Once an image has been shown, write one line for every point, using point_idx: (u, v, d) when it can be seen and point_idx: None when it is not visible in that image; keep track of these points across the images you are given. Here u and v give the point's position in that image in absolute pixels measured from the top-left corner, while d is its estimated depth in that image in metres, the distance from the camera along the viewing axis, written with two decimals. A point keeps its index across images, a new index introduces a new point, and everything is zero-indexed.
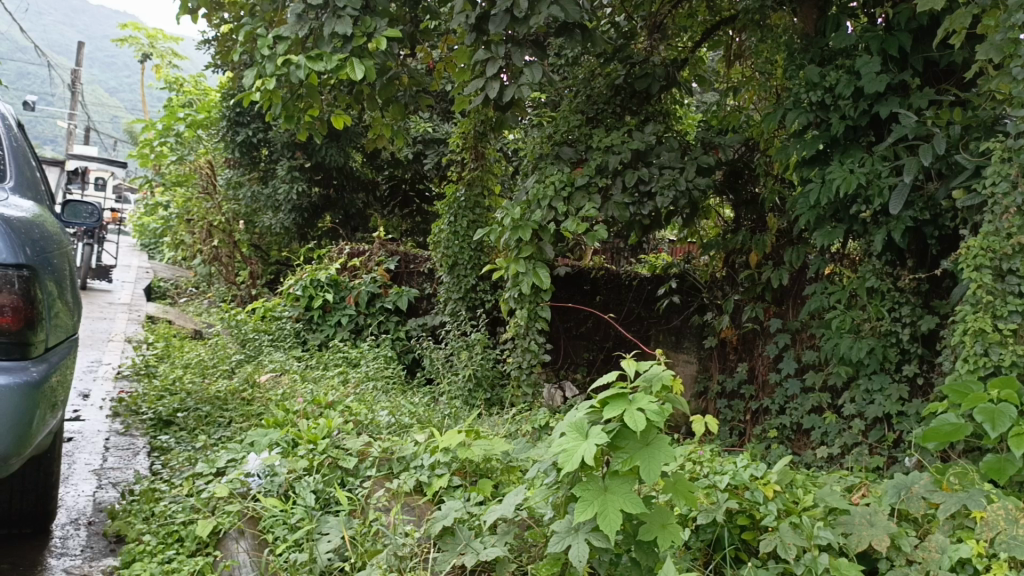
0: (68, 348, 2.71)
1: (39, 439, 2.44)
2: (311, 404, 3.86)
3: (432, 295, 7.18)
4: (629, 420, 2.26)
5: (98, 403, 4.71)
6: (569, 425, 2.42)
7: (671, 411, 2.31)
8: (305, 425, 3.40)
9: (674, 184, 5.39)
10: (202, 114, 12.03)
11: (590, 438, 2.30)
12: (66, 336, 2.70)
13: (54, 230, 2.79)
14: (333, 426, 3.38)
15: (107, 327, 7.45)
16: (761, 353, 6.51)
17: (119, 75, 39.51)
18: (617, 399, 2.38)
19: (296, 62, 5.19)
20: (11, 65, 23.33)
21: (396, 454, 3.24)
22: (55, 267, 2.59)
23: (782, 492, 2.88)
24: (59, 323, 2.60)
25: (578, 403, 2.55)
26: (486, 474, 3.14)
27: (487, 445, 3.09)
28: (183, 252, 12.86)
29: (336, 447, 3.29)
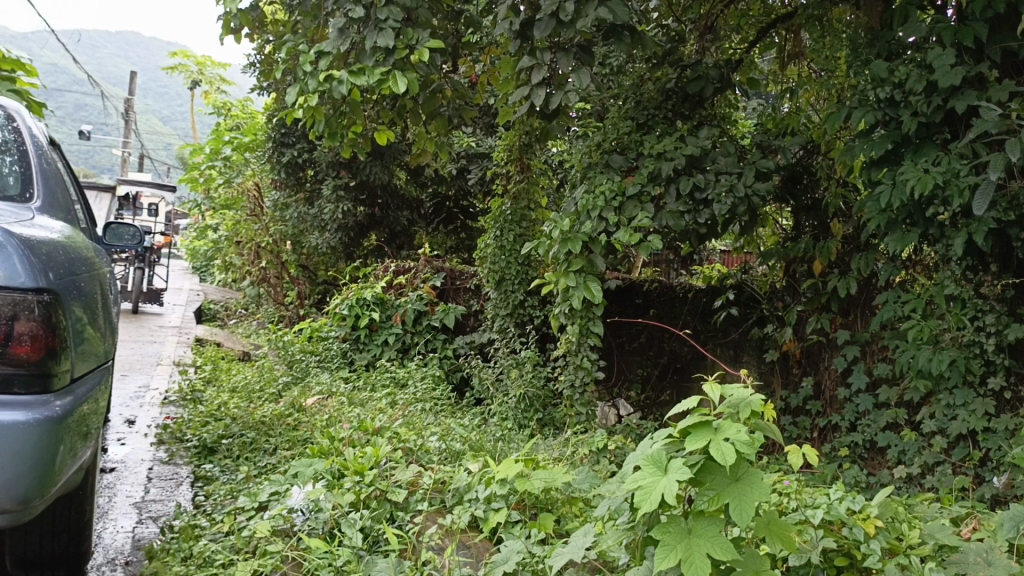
0: (97, 377, 2.57)
1: (67, 477, 2.30)
2: (357, 430, 3.66)
3: (479, 312, 7.02)
4: (716, 452, 2.05)
5: (143, 430, 4.63)
6: (646, 457, 2.20)
7: (762, 442, 2.10)
8: (352, 454, 3.22)
9: (732, 191, 5.16)
10: (248, 136, 12.12)
11: (670, 473, 2.09)
12: (97, 365, 2.58)
13: (85, 253, 2.67)
14: (381, 455, 3.20)
15: (155, 351, 7.41)
16: (828, 366, 6.19)
17: (170, 103, 40.47)
18: (700, 428, 2.18)
19: (338, 77, 5.10)
20: (66, 95, 24.00)
21: (450, 485, 3.07)
22: (83, 291, 2.46)
23: (884, 528, 2.67)
24: (88, 352, 2.47)
25: (654, 432, 2.33)
26: (547, 506, 2.94)
27: (546, 476, 2.88)
28: (232, 274, 12.95)
29: (384, 479, 3.10)
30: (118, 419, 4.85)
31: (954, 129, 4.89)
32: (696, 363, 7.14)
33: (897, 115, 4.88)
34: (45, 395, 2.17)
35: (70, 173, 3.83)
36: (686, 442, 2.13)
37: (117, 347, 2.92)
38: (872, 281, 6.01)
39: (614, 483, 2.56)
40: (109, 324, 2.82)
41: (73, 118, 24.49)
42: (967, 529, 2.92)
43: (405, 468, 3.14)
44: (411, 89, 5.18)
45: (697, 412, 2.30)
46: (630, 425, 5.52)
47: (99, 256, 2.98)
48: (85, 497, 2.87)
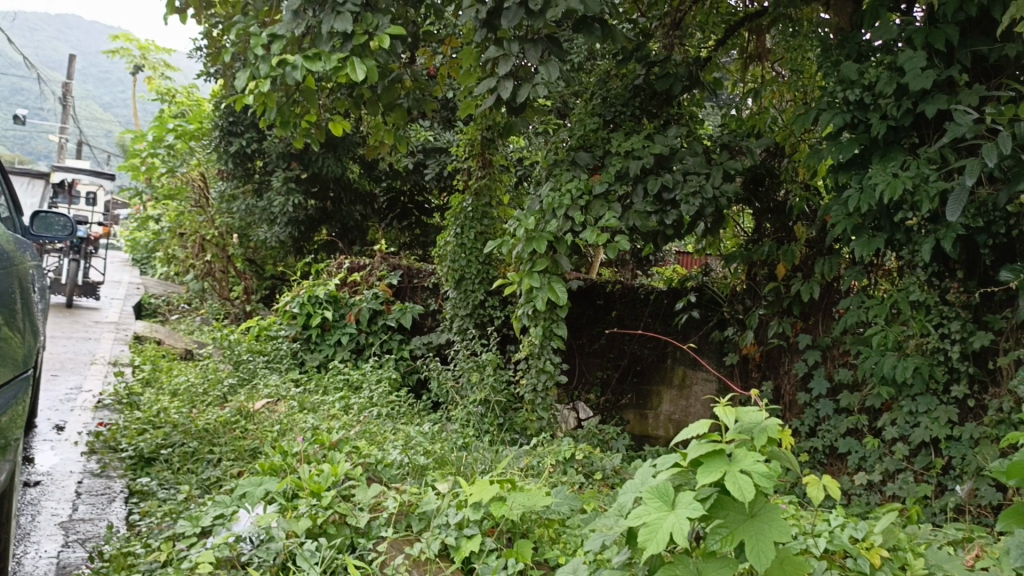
0: (12, 388, 2.27)
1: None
2: (313, 444, 3.38)
3: (437, 312, 6.78)
4: (733, 486, 2.04)
5: (74, 438, 4.28)
6: (654, 490, 2.17)
7: (777, 474, 2.10)
8: (307, 472, 2.97)
9: (700, 191, 5.03)
10: (193, 124, 11.65)
11: (681, 509, 2.06)
12: (13, 372, 2.27)
13: (3, 245, 2.37)
14: (339, 474, 2.95)
15: (92, 349, 7.00)
16: (790, 370, 6.13)
17: (111, 88, 39.09)
18: (713, 458, 2.17)
19: (292, 63, 4.82)
20: (0, 77, 22.94)
21: (417, 507, 2.86)
22: None
23: (890, 556, 2.66)
24: (3, 358, 2.17)
25: (662, 460, 2.32)
26: (523, 534, 2.73)
27: (524, 499, 2.68)
28: (176, 268, 12.46)
29: (342, 500, 2.87)
30: (46, 424, 4.49)
31: (922, 134, 4.85)
32: (657, 367, 7.01)
33: (866, 118, 4.80)
34: None
35: None
36: (702, 474, 2.12)
37: (39, 349, 2.61)
38: (834, 286, 5.97)
39: (610, 517, 2.44)
40: (29, 324, 2.51)
41: (6, 99, 23.37)
42: (972, 555, 2.84)
43: (367, 488, 2.90)
44: (370, 77, 4.93)
45: (707, 441, 2.29)
46: (592, 430, 5.36)
47: (19, 248, 2.67)
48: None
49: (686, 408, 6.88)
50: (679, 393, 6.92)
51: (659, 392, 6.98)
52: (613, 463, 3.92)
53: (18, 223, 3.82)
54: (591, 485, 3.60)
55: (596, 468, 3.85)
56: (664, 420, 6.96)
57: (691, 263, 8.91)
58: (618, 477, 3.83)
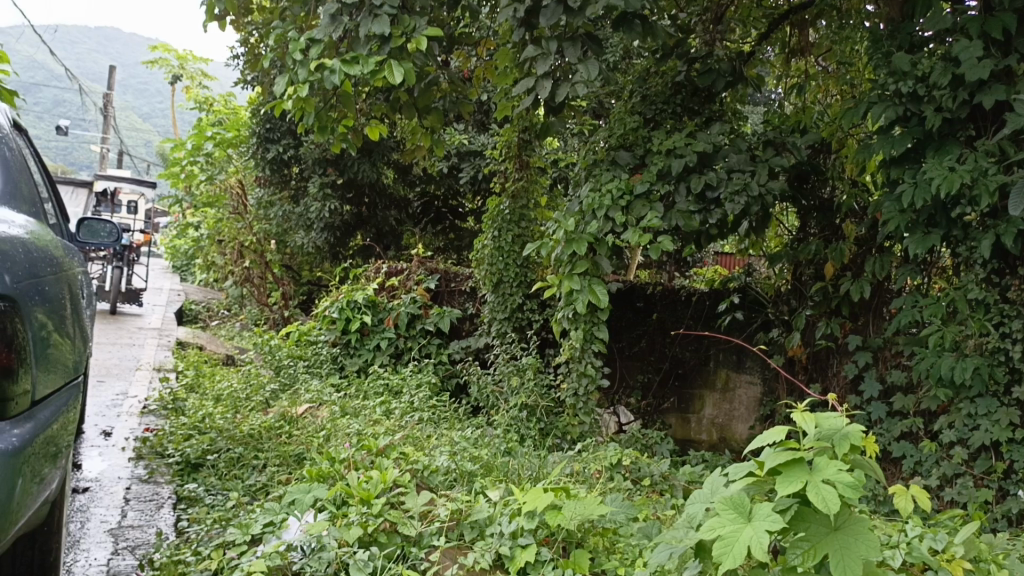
0: (62, 394, 2.25)
1: (29, 516, 1.98)
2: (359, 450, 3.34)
3: (475, 315, 6.74)
4: (816, 496, 2.02)
5: (120, 444, 4.30)
6: (729, 499, 2.16)
7: (861, 484, 2.07)
8: (356, 478, 2.92)
9: (745, 189, 4.92)
10: (231, 132, 11.76)
11: (759, 519, 2.04)
12: (63, 380, 2.25)
13: (52, 250, 2.36)
14: (388, 481, 2.90)
15: (134, 355, 7.07)
16: (839, 372, 6.00)
17: (150, 98, 39.81)
18: (793, 467, 2.15)
19: (331, 67, 4.81)
20: (44, 90, 23.46)
21: (469, 517, 2.81)
22: (49, 294, 2.14)
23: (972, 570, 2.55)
24: (53, 365, 2.15)
25: (738, 469, 2.31)
26: (579, 544, 2.67)
27: (577, 507, 2.61)
28: (214, 275, 12.58)
29: (393, 508, 2.82)
30: (94, 430, 4.52)
31: (978, 126, 4.68)
32: (699, 370, 6.89)
33: (919, 110, 4.65)
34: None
35: (36, 161, 3.48)
36: (783, 484, 2.10)
37: (90, 356, 2.60)
38: (885, 285, 5.80)
39: (679, 529, 2.35)
40: (79, 331, 2.51)
41: (49, 111, 23.89)
42: None
43: (417, 496, 2.86)
44: (409, 79, 4.89)
45: (784, 449, 2.27)
46: (635, 434, 5.26)
47: (67, 253, 2.67)
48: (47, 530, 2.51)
49: (730, 411, 6.79)
50: (722, 397, 6.84)
51: (701, 396, 6.89)
52: (662, 469, 3.81)
53: (65, 229, 3.85)
54: (639, 492, 3.50)
55: (644, 474, 3.75)
56: (706, 424, 6.89)
57: (731, 264, 8.70)
58: (666, 483, 3.73)
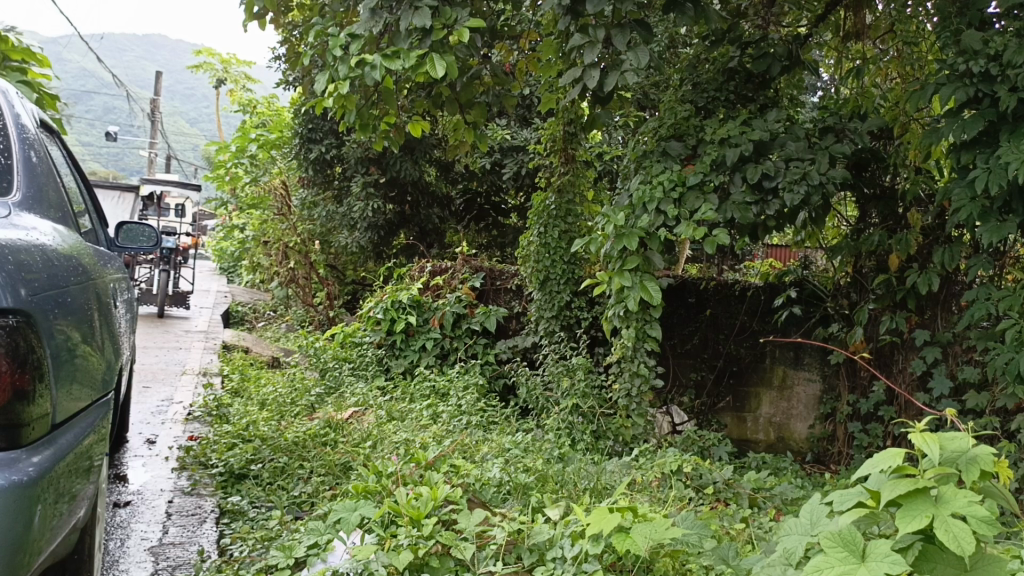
0: (88, 410, 2.15)
1: (54, 545, 1.88)
2: (409, 462, 3.20)
3: (522, 314, 6.59)
4: (947, 534, 1.82)
5: (164, 454, 4.23)
6: (837, 534, 1.96)
7: (996, 519, 1.87)
8: (405, 495, 2.76)
9: (805, 178, 4.66)
10: (274, 134, 11.93)
11: (880, 559, 1.84)
12: (91, 395, 2.16)
13: (78, 258, 2.25)
14: (439, 498, 2.73)
15: (181, 358, 7.07)
16: (904, 369, 5.76)
17: (195, 103, 40.47)
18: (913, 498, 1.95)
19: (371, 62, 4.68)
20: (94, 96, 23.93)
21: (528, 537, 2.64)
22: (73, 305, 2.04)
23: None
24: (79, 381, 2.05)
25: (846, 498, 2.11)
26: (651, 569, 2.50)
27: (645, 530, 2.36)
28: (260, 275, 12.66)
29: (447, 528, 2.65)
30: (137, 439, 4.46)
31: None
32: (755, 367, 6.66)
33: (992, 91, 4.32)
34: (15, 452, 1.72)
35: (69, 164, 3.42)
36: (904, 519, 1.90)
37: (120, 366, 2.51)
38: (954, 276, 5.48)
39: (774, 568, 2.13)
40: (109, 341, 2.42)
41: (99, 117, 24.38)
42: None
43: (470, 514, 2.67)
44: (451, 73, 4.74)
45: (899, 475, 2.07)
46: (691, 436, 5.02)
47: (96, 259, 2.57)
48: (80, 553, 2.40)
49: (787, 410, 6.58)
50: (779, 394, 6.59)
51: (757, 395, 6.65)
52: (725, 475, 3.59)
53: (101, 233, 3.79)
54: (701, 501, 3.30)
55: (706, 482, 3.52)
56: (763, 423, 6.64)
57: (783, 255, 8.38)
58: (730, 491, 3.50)
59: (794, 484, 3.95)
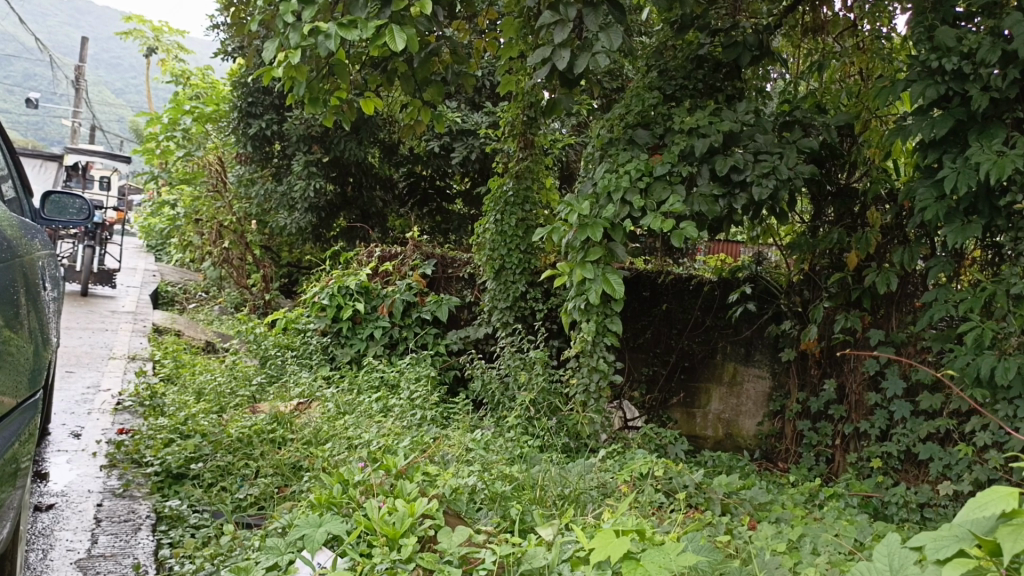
0: (15, 409, 1.85)
1: None
2: (372, 468, 2.96)
3: (474, 304, 6.36)
4: None
5: (91, 449, 3.86)
6: None
7: None
8: (377, 510, 2.53)
9: (774, 172, 4.56)
10: (209, 106, 11.20)
11: None
12: (17, 396, 1.85)
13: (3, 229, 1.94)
14: (416, 513, 2.49)
15: (108, 341, 6.61)
16: (855, 368, 5.71)
17: (123, 73, 38.69)
18: None
19: (326, 31, 4.36)
20: (14, 59, 22.58)
21: (519, 563, 2.39)
22: None
23: None
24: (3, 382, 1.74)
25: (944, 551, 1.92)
26: None
27: (658, 555, 2.20)
28: (191, 254, 12.08)
29: (425, 549, 2.42)
30: (61, 432, 4.08)
31: None
32: (706, 362, 6.61)
33: (963, 90, 4.29)
34: None
35: None
36: None
37: (49, 356, 2.20)
38: (909, 276, 5.48)
39: None
40: (38, 329, 2.10)
41: (19, 83, 23.02)
42: None
43: (452, 534, 2.45)
44: (411, 47, 4.47)
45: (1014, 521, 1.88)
46: (647, 434, 4.87)
47: (22, 231, 2.24)
48: None
49: (737, 407, 6.51)
50: (729, 391, 6.53)
51: (707, 390, 6.59)
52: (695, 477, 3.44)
53: (26, 204, 3.42)
54: (673, 507, 3.09)
55: (676, 486, 3.29)
56: (712, 420, 6.57)
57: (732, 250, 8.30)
58: (702, 496, 3.26)
59: (759, 488, 3.82)
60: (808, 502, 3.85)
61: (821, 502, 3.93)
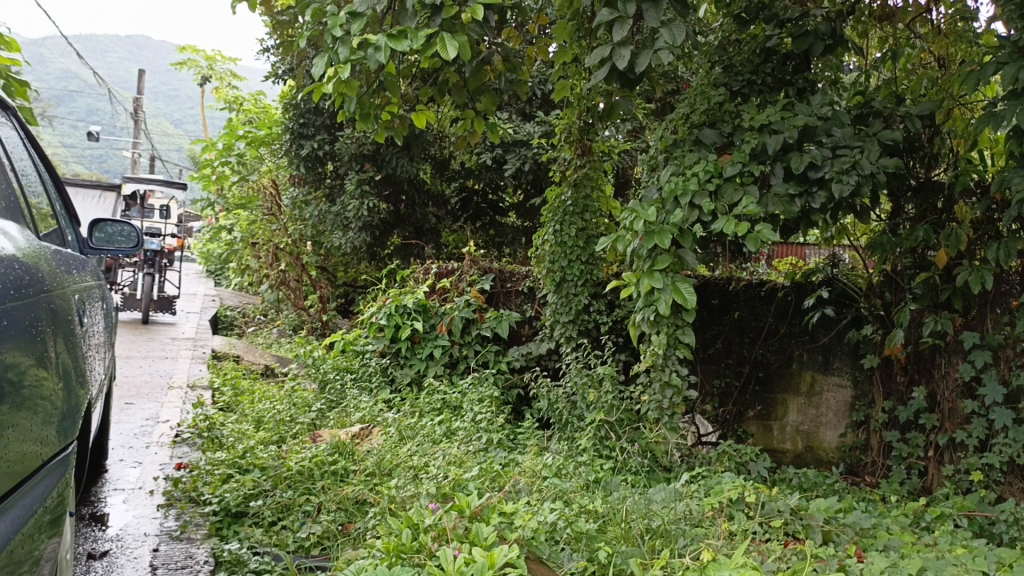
0: (44, 458, 1.70)
1: None
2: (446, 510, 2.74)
3: (535, 318, 6.15)
4: None
5: (149, 487, 3.75)
6: None
7: None
8: (452, 558, 2.30)
9: (856, 167, 4.25)
10: (263, 130, 11.24)
11: None
12: (42, 454, 1.68)
13: (31, 260, 1.80)
14: (494, 561, 2.24)
15: (169, 369, 6.58)
16: (947, 374, 5.31)
17: (180, 104, 39.73)
18: None
19: (375, 43, 4.21)
20: (77, 96, 23.31)
21: None
22: (23, 325, 1.59)
23: None
24: (22, 443, 1.56)
25: None
26: None
27: None
28: (250, 278, 12.16)
29: None
30: (118, 469, 3.97)
31: None
32: (782, 372, 6.26)
33: None
34: None
35: (28, 148, 2.90)
36: None
37: (83, 395, 2.06)
38: (1004, 273, 5.09)
39: None
40: (68, 371, 1.93)
41: (82, 118, 23.74)
42: None
43: None
44: (464, 54, 4.30)
45: None
46: (727, 451, 4.57)
47: (56, 264, 2.11)
48: None
49: (817, 418, 6.17)
50: (807, 401, 6.20)
51: (784, 402, 6.25)
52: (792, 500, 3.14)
53: (72, 233, 3.33)
54: (769, 538, 2.81)
55: (771, 512, 3.00)
56: (791, 432, 6.23)
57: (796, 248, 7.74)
58: (801, 523, 2.97)
59: (857, 511, 3.50)
60: (913, 526, 3.51)
61: (927, 524, 3.58)
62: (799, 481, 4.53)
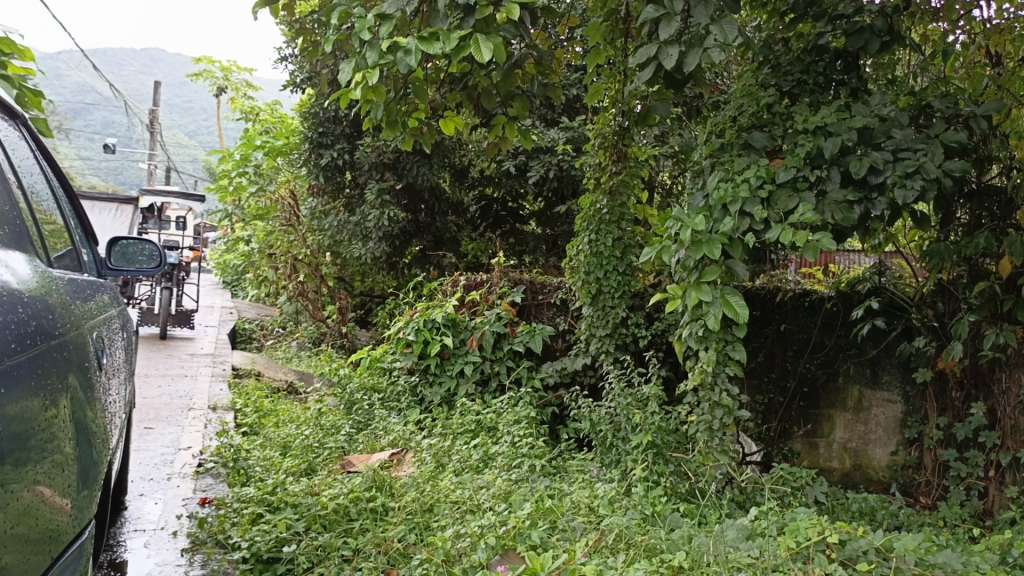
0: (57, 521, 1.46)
1: None
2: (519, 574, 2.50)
3: (568, 332, 5.89)
4: None
5: (171, 527, 3.51)
6: None
7: None
8: None
9: (920, 171, 3.97)
10: (281, 139, 11.06)
11: None
12: (55, 523, 1.43)
13: (36, 294, 1.55)
14: None
15: (189, 388, 6.37)
16: (1007, 390, 5.00)
17: (195, 114, 39.90)
18: None
19: (405, 46, 3.95)
20: (93, 108, 23.31)
21: None
22: (26, 374, 1.34)
23: None
24: (33, 525, 1.32)
25: None
26: None
27: None
28: (267, 289, 12.00)
29: None
30: (139, 507, 3.74)
31: None
32: (828, 387, 5.96)
33: None
34: None
35: (40, 161, 2.67)
36: None
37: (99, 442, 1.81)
38: None
39: None
40: (83, 419, 1.69)
41: (98, 130, 23.75)
42: None
43: None
44: (499, 56, 4.03)
45: None
46: (781, 474, 4.29)
47: (67, 293, 1.87)
48: None
49: (865, 434, 5.88)
50: (855, 417, 5.90)
51: (831, 418, 5.96)
52: (877, 539, 2.87)
53: (87, 254, 3.11)
54: None
55: (853, 553, 2.74)
56: (838, 449, 5.94)
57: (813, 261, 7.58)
58: (888, 565, 2.70)
59: (941, 548, 3.20)
60: (1000, 564, 3.21)
61: (1014, 560, 3.29)
62: (859, 507, 4.24)
